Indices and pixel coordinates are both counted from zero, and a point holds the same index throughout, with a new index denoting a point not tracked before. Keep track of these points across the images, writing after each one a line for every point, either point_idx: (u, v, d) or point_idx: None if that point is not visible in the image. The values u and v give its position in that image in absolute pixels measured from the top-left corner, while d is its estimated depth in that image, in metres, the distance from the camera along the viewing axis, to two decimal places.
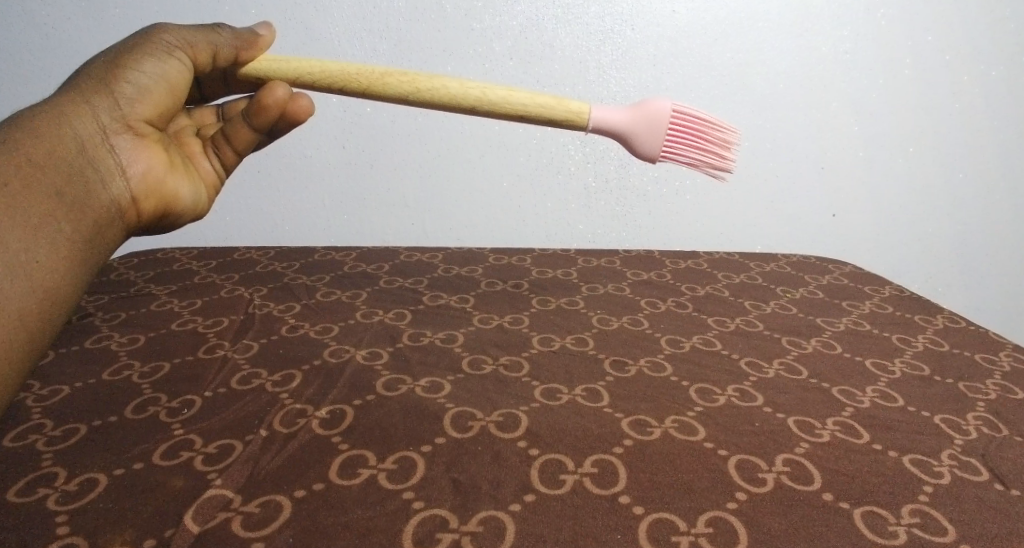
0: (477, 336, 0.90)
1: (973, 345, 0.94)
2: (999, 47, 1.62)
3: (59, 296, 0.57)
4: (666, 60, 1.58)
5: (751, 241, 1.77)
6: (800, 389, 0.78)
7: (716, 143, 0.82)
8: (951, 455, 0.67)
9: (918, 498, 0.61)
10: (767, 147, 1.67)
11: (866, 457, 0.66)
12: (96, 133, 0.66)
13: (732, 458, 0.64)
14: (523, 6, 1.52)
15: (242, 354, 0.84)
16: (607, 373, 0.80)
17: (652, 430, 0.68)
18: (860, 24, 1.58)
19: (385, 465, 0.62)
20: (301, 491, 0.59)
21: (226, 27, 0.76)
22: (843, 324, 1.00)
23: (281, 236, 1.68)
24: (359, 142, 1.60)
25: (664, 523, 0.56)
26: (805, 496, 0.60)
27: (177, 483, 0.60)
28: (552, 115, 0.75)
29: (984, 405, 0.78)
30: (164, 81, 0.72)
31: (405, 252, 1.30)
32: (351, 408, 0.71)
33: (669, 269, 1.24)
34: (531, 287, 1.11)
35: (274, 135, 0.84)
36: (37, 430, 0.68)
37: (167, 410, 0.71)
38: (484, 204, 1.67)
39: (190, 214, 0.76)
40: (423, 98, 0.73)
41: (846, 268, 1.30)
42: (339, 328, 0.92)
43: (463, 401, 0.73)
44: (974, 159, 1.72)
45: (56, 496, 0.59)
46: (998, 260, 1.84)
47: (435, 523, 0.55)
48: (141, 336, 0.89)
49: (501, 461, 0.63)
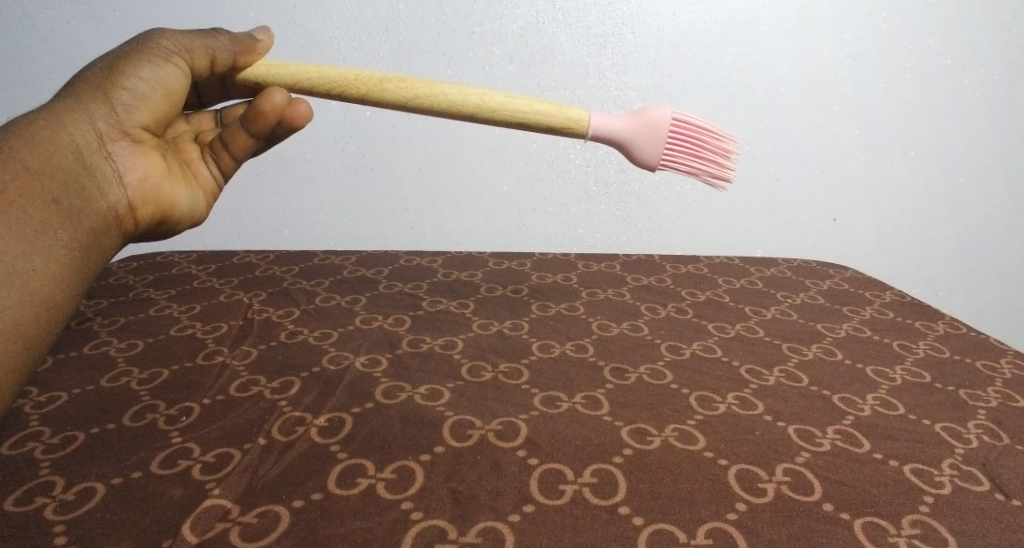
0: (476, 343, 0.90)
1: (974, 352, 0.94)
2: (1000, 50, 1.62)
3: (57, 304, 0.57)
4: (666, 64, 1.58)
5: (751, 244, 1.76)
6: (799, 397, 0.78)
7: (716, 151, 0.82)
8: (952, 465, 0.67)
9: (918, 509, 0.60)
10: (768, 150, 1.67)
11: (866, 466, 0.66)
12: (92, 140, 0.66)
13: (732, 467, 0.64)
14: (523, 10, 1.51)
15: (241, 361, 0.83)
16: (607, 380, 0.80)
17: (652, 439, 0.68)
18: (861, 27, 1.58)
19: (384, 475, 0.62)
20: (300, 501, 0.59)
21: (223, 32, 0.76)
22: (844, 330, 0.99)
23: (280, 239, 1.68)
24: (359, 145, 1.60)
25: (664, 535, 0.56)
26: (806, 506, 0.60)
27: (175, 493, 0.60)
28: (551, 121, 0.75)
29: (984, 413, 0.77)
30: (161, 87, 0.71)
31: (405, 256, 1.29)
32: (350, 416, 0.71)
33: (670, 274, 1.24)
34: (531, 292, 1.10)
35: (272, 141, 0.84)
36: (35, 438, 0.68)
37: (165, 418, 0.71)
38: (484, 208, 1.67)
39: (188, 220, 0.76)
40: (421, 104, 0.73)
41: (846, 273, 1.30)
42: (338, 334, 0.92)
43: (462, 409, 0.73)
44: (975, 161, 1.71)
45: (53, 505, 0.59)
46: (998, 262, 1.84)
47: (433, 534, 0.55)
48: (140, 342, 0.89)
49: (500, 471, 0.63)
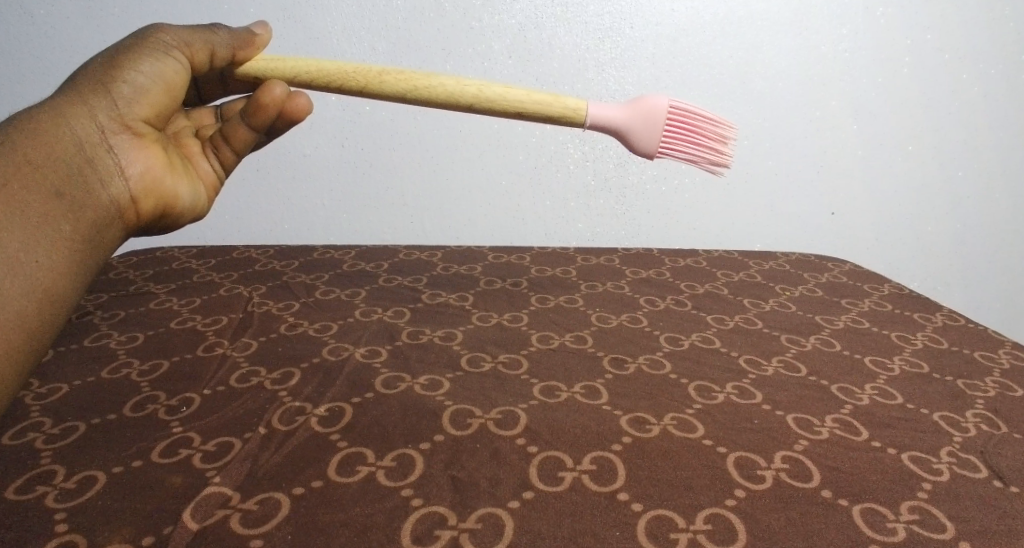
0: (475, 334, 0.90)
1: (973, 343, 0.94)
2: (999, 46, 1.62)
3: (58, 297, 0.57)
4: (665, 59, 1.58)
5: (751, 240, 1.77)
6: (798, 386, 0.78)
7: (713, 139, 0.82)
8: (950, 452, 0.67)
9: (916, 495, 0.61)
10: (767, 146, 1.67)
11: (865, 454, 0.66)
12: (94, 132, 0.66)
13: (732, 455, 0.64)
14: (523, 5, 1.52)
15: (241, 352, 0.84)
16: (606, 371, 0.80)
17: (651, 427, 0.68)
18: (859, 22, 1.58)
19: (384, 463, 0.62)
20: (300, 488, 0.59)
21: (222, 28, 0.76)
22: (842, 322, 1.00)
23: (279, 235, 1.68)
24: (359, 142, 1.60)
25: (663, 520, 0.56)
26: (804, 493, 0.60)
27: (176, 481, 0.60)
28: (549, 111, 0.75)
29: (983, 403, 0.78)
30: (162, 81, 0.72)
31: (405, 251, 1.30)
32: (350, 406, 0.71)
33: (669, 267, 1.24)
34: (530, 286, 1.11)
35: (272, 135, 0.84)
36: (36, 429, 0.68)
37: (166, 408, 0.71)
38: (484, 202, 1.67)
39: (190, 214, 0.76)
40: (419, 96, 0.73)
41: (845, 266, 1.30)
42: (338, 326, 0.92)
43: (462, 398, 0.73)
44: (975, 157, 1.72)
45: (54, 494, 0.59)
46: (999, 257, 1.84)
47: (434, 520, 0.55)
48: (140, 335, 0.89)
49: (500, 458, 0.63)
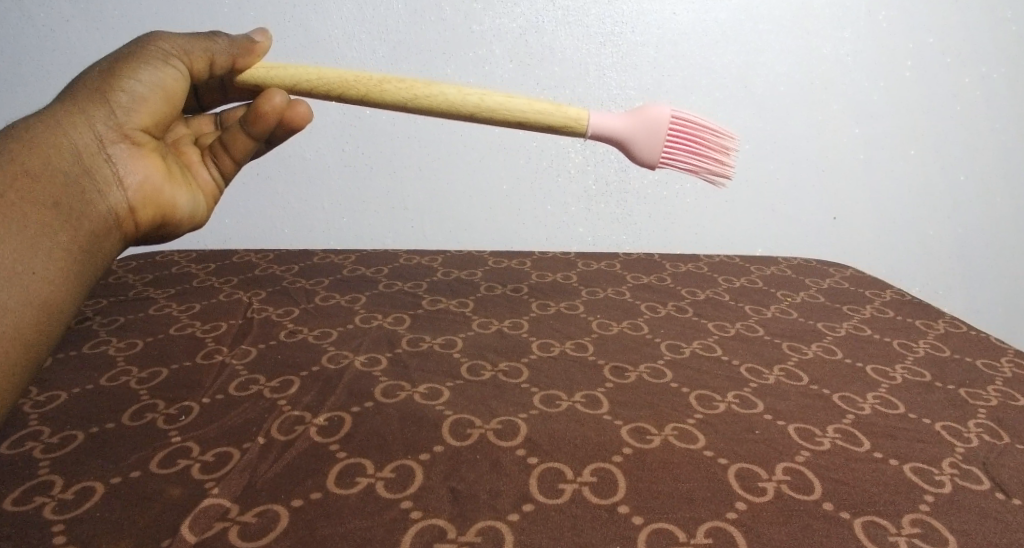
0: (476, 342, 0.89)
1: (974, 351, 0.94)
2: (1000, 49, 1.62)
3: (56, 308, 0.57)
4: (666, 62, 1.57)
5: (752, 244, 1.76)
6: (800, 395, 0.78)
7: (714, 148, 0.81)
8: (952, 464, 0.67)
9: (918, 508, 0.60)
10: (767, 149, 1.67)
11: (866, 466, 0.66)
12: (92, 142, 0.65)
13: (732, 466, 0.64)
14: (523, 8, 1.51)
15: (240, 359, 0.83)
16: (606, 379, 0.80)
17: (652, 438, 0.68)
18: (861, 25, 1.57)
19: (383, 474, 0.62)
20: (299, 500, 0.59)
21: (221, 35, 0.76)
22: (844, 329, 1.00)
23: (279, 238, 1.67)
24: (359, 145, 1.60)
25: (663, 534, 0.56)
26: (805, 505, 0.60)
27: (175, 492, 0.60)
28: (551, 120, 0.74)
29: (985, 412, 0.77)
30: (160, 90, 0.71)
31: (405, 255, 1.29)
32: (349, 415, 0.71)
33: (669, 273, 1.24)
34: (531, 291, 1.10)
35: (272, 143, 0.84)
36: (34, 438, 0.68)
37: (164, 417, 0.71)
38: (484, 206, 1.67)
39: (189, 223, 0.76)
40: (420, 104, 0.73)
41: (846, 271, 1.30)
42: (338, 333, 0.92)
43: (461, 408, 0.73)
44: (976, 160, 1.71)
45: (52, 504, 0.58)
46: (1001, 260, 1.83)
47: (433, 533, 0.55)
48: (139, 341, 0.89)
49: (499, 470, 0.63)
